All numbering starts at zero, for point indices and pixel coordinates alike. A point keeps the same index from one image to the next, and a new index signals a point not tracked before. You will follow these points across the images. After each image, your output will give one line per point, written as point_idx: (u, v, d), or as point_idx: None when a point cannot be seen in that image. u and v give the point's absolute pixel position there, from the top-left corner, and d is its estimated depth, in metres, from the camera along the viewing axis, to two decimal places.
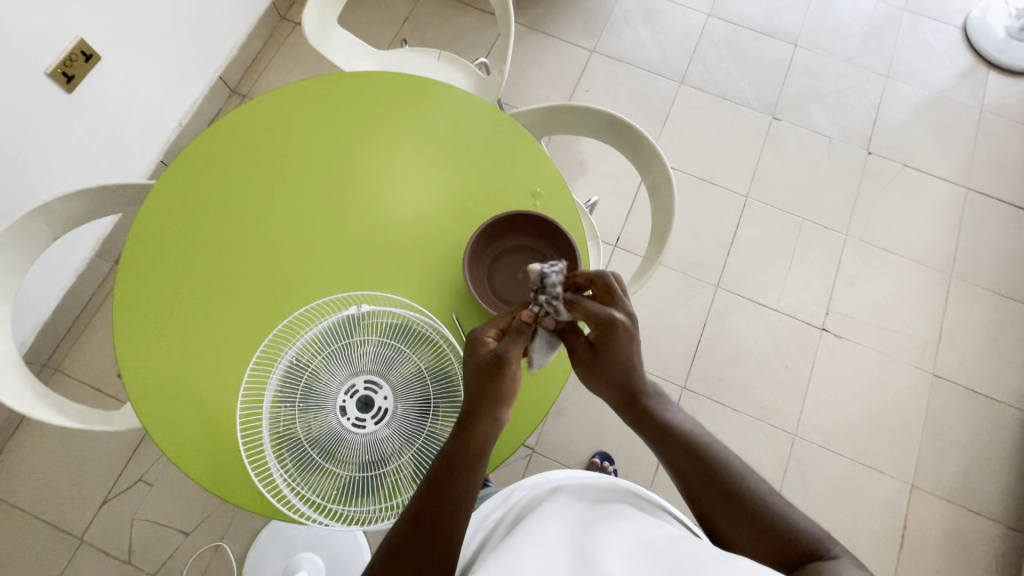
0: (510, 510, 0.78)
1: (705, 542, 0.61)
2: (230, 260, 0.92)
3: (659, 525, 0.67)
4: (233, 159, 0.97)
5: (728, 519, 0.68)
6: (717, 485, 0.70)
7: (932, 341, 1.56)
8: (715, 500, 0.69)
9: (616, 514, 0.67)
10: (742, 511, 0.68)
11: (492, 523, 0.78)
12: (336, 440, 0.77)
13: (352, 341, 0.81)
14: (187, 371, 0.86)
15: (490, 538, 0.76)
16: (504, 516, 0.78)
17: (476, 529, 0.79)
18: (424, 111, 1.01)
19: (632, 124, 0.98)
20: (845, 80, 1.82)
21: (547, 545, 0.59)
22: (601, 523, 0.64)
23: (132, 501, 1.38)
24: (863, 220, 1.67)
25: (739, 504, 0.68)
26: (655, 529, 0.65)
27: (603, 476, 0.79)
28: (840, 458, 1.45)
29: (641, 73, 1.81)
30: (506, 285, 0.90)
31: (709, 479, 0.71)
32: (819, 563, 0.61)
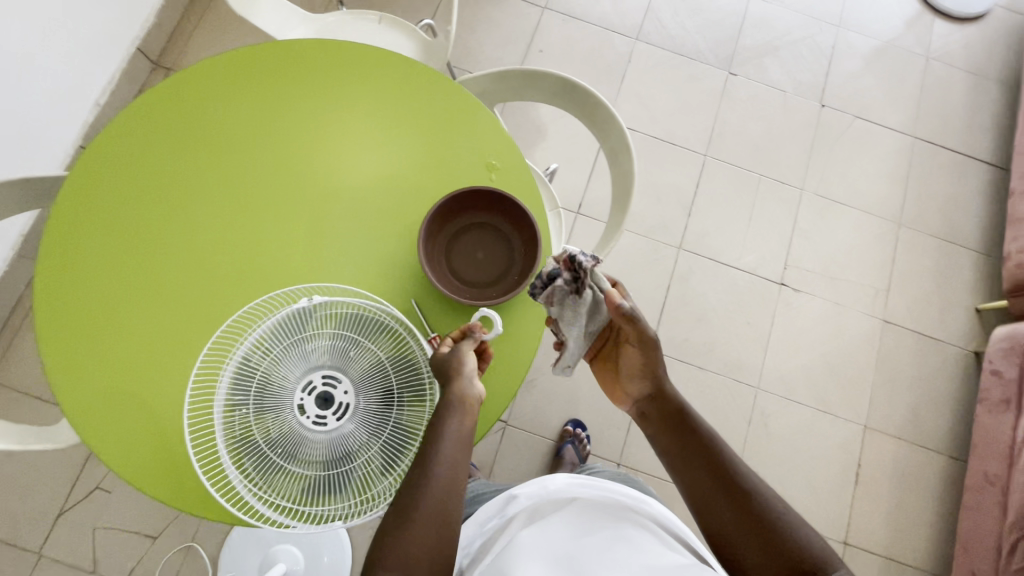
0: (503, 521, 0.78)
1: None
2: (161, 260, 0.84)
3: (655, 553, 0.67)
4: (155, 147, 0.88)
5: (733, 529, 0.70)
6: (729, 490, 0.72)
7: (882, 289, 1.62)
8: (722, 510, 0.72)
9: (613, 542, 0.68)
10: (748, 516, 0.70)
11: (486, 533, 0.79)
12: (296, 441, 0.74)
13: (305, 337, 0.77)
14: (126, 381, 0.80)
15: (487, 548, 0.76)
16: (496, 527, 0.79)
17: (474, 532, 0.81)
18: (363, 83, 0.93)
19: (585, 87, 0.94)
20: (798, 31, 1.81)
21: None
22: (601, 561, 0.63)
23: (92, 511, 1.31)
24: (818, 174, 1.69)
25: (743, 508, 0.71)
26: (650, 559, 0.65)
27: (603, 485, 0.77)
28: (800, 406, 1.52)
29: (596, 30, 1.74)
30: (464, 267, 0.87)
31: (718, 483, 0.73)
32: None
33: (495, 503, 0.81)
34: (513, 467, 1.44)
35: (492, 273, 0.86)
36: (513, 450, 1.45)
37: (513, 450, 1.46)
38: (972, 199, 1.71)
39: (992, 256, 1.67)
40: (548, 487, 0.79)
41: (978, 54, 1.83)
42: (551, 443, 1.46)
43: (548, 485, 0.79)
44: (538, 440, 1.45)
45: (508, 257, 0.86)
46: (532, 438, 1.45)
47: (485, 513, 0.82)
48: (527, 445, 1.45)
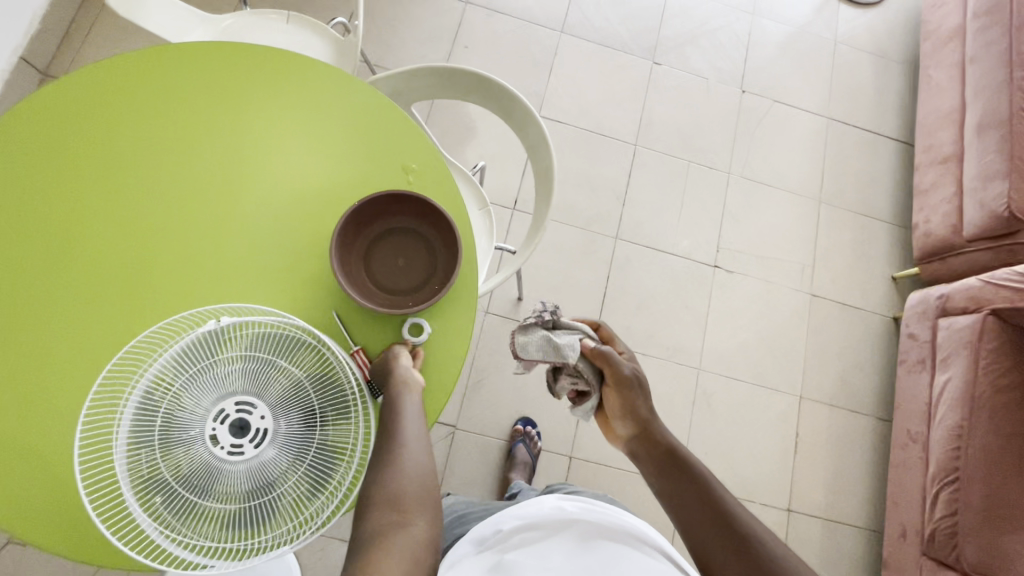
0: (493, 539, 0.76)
1: None
2: (47, 293, 0.77)
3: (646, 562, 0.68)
4: (32, 169, 0.81)
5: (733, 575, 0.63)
6: (709, 509, 0.68)
7: (808, 264, 1.70)
8: (723, 554, 0.65)
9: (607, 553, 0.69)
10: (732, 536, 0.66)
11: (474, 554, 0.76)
12: (210, 475, 0.69)
13: (213, 362, 0.72)
14: (14, 428, 0.73)
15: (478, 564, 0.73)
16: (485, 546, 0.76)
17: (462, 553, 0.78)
18: (262, 86, 0.88)
19: (500, 83, 0.92)
20: (716, 20, 1.86)
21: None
22: None
23: (6, 568, 1.20)
24: (743, 157, 1.75)
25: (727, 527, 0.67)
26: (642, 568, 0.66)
27: (597, 510, 0.78)
28: (740, 383, 1.57)
29: (521, 24, 1.73)
30: (384, 274, 0.83)
31: (698, 501, 0.70)
32: None
33: (484, 528, 0.79)
34: (466, 471, 1.42)
35: (415, 279, 0.83)
36: (465, 455, 1.43)
37: (464, 455, 1.44)
38: (884, 174, 1.82)
39: (905, 226, 1.78)
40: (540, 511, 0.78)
41: (880, 37, 1.94)
42: (502, 443, 1.45)
43: (540, 508, 0.78)
44: (489, 441, 1.44)
45: (430, 261, 0.83)
46: (482, 440, 1.43)
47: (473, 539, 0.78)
48: (478, 448, 1.43)
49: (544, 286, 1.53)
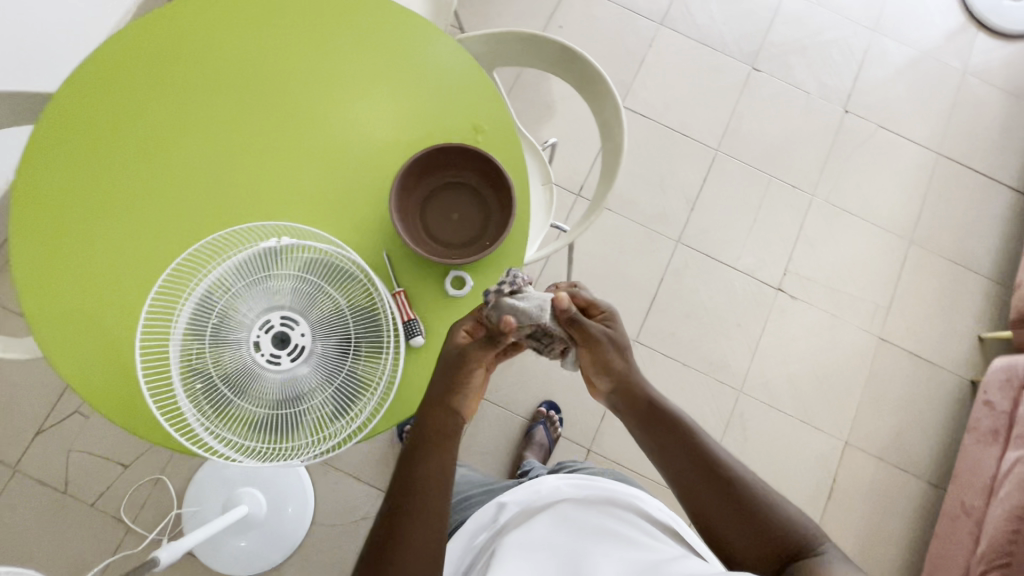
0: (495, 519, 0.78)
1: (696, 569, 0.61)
2: (137, 187, 0.84)
3: (643, 540, 0.70)
4: (145, 74, 0.88)
5: (718, 512, 0.67)
6: (712, 482, 0.68)
7: (883, 306, 1.57)
8: (707, 492, 0.68)
9: (606, 535, 0.70)
10: (737, 510, 0.66)
11: (478, 539, 0.77)
12: (249, 376, 0.74)
13: (267, 276, 0.77)
14: (91, 303, 0.81)
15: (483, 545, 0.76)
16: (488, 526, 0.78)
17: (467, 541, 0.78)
18: (361, 31, 0.91)
19: (584, 56, 0.91)
20: (829, 32, 1.74)
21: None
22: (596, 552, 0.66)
23: (67, 434, 1.34)
24: (832, 181, 1.63)
25: (730, 500, 0.67)
26: (642, 548, 0.68)
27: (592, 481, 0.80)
28: (781, 415, 1.49)
29: (620, 11, 1.70)
30: (437, 225, 0.84)
31: (704, 473, 0.69)
32: (804, 558, 0.62)
33: (484, 511, 0.80)
34: (483, 441, 1.44)
35: (465, 235, 0.85)
36: (485, 425, 1.45)
37: (484, 425, 1.46)
38: (991, 224, 1.65)
39: (1004, 285, 1.61)
40: (538, 492, 0.80)
41: (1018, 74, 1.75)
42: (524, 421, 1.45)
43: (540, 489, 0.80)
44: (511, 416, 1.45)
45: (483, 220, 0.85)
46: (504, 414, 1.44)
47: (473, 522, 0.80)
48: (499, 421, 1.45)
49: (593, 276, 1.51)
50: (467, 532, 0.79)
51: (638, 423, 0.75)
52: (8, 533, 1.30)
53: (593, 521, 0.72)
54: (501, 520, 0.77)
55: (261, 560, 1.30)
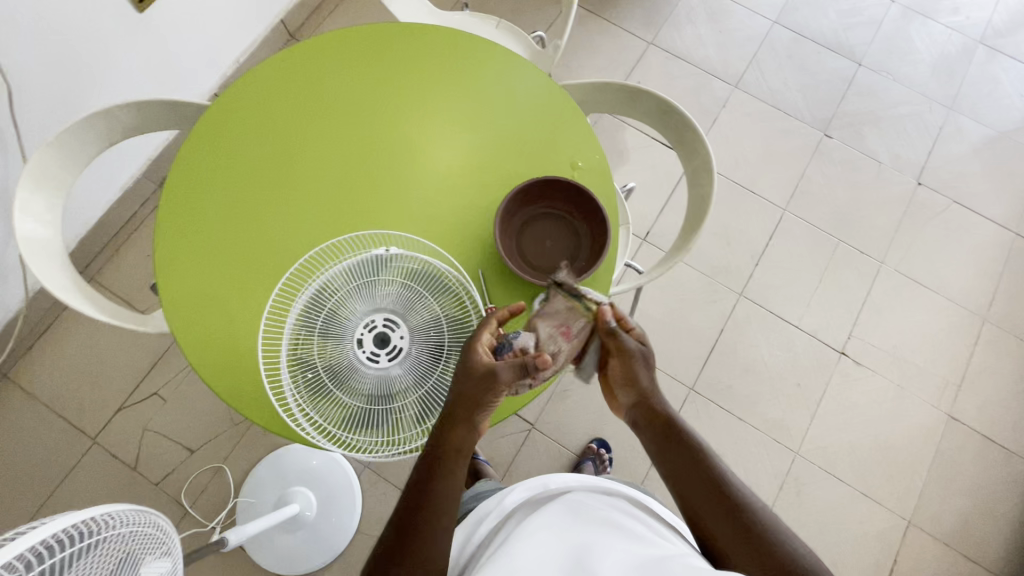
0: (502, 507, 0.81)
1: (693, 560, 0.65)
2: (268, 190, 0.92)
3: (647, 538, 0.72)
4: (290, 93, 0.98)
5: (724, 535, 0.71)
6: (718, 505, 0.73)
7: (953, 382, 1.52)
8: (714, 515, 0.73)
9: (610, 529, 0.72)
10: (746, 536, 0.70)
11: (484, 529, 0.80)
12: (350, 370, 0.80)
13: (377, 280, 0.83)
14: (214, 287, 0.88)
15: (488, 532, 0.80)
16: (496, 516, 0.81)
17: (473, 526, 0.82)
18: (484, 75, 1.01)
19: (681, 110, 0.98)
20: (904, 106, 1.77)
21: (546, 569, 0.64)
22: (599, 536, 0.69)
23: (145, 414, 1.43)
24: (902, 250, 1.62)
25: (735, 524, 0.71)
26: (645, 546, 0.69)
27: (598, 481, 0.83)
28: (840, 483, 1.43)
29: (697, 72, 1.79)
30: (532, 251, 0.91)
31: (712, 495, 0.74)
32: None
33: (490, 499, 0.83)
34: (528, 471, 1.44)
35: (556, 263, 0.90)
36: (533, 455, 1.46)
37: (533, 456, 1.47)
38: None
39: None
40: (546, 484, 0.82)
41: None
42: (572, 456, 1.46)
43: (548, 483, 0.82)
44: (560, 450, 1.45)
45: (574, 251, 0.90)
46: (554, 446, 1.45)
47: (479, 510, 0.84)
48: (548, 453, 1.46)
49: (654, 320, 1.53)
50: (474, 519, 0.83)
51: (653, 442, 0.81)
52: (79, 501, 1.38)
53: (597, 516, 0.74)
54: (506, 509, 0.81)
55: (304, 563, 1.32)
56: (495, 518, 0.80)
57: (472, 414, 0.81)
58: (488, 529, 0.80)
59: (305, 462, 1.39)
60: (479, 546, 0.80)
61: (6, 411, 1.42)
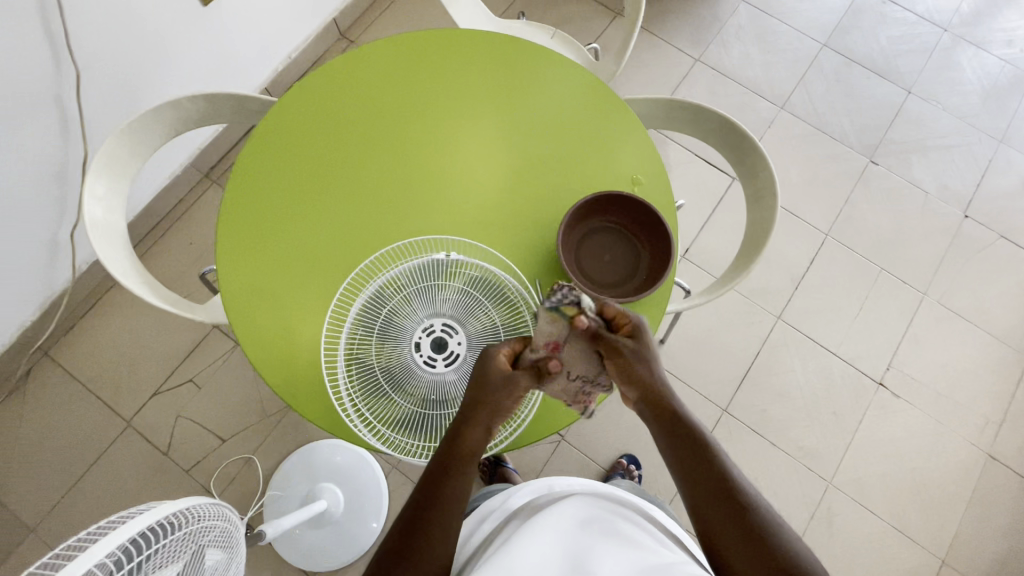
0: (504, 507, 0.81)
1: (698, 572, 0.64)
2: (331, 189, 0.93)
3: (647, 541, 0.72)
4: (356, 93, 0.98)
5: (729, 534, 0.66)
6: (723, 502, 0.68)
7: (994, 421, 1.49)
8: (720, 514, 0.67)
9: (610, 532, 0.72)
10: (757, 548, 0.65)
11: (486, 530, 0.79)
12: (406, 373, 0.80)
13: (438, 284, 0.82)
14: (274, 283, 0.89)
15: (488, 532, 0.79)
16: (498, 516, 0.80)
17: (475, 525, 0.82)
18: (549, 86, 1.00)
19: (746, 131, 0.97)
20: (953, 137, 1.75)
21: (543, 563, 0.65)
22: (601, 542, 0.68)
23: (179, 400, 1.45)
24: (946, 283, 1.60)
25: (746, 530, 0.66)
26: (644, 549, 0.69)
27: (603, 486, 0.82)
28: (873, 517, 1.41)
29: (743, 91, 1.78)
30: (590, 265, 0.90)
31: (720, 497, 0.68)
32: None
33: (495, 497, 0.83)
34: None
35: (614, 278, 0.90)
36: (561, 467, 1.45)
37: (560, 468, 1.46)
38: None
39: None
40: (551, 487, 0.82)
41: None
42: (600, 471, 1.45)
43: (552, 485, 0.83)
44: (588, 463, 1.44)
45: (633, 266, 0.90)
46: (582, 459, 1.44)
47: (484, 507, 0.83)
48: (576, 465, 1.45)
49: (690, 339, 1.51)
50: (479, 515, 0.83)
51: (661, 428, 0.74)
52: (110, 482, 1.39)
53: (598, 517, 0.74)
54: (509, 509, 0.80)
55: (328, 560, 1.32)
56: (496, 518, 0.80)
57: (491, 415, 0.73)
58: (492, 527, 0.79)
59: (334, 459, 1.39)
60: (480, 545, 0.78)
61: (44, 388, 1.43)
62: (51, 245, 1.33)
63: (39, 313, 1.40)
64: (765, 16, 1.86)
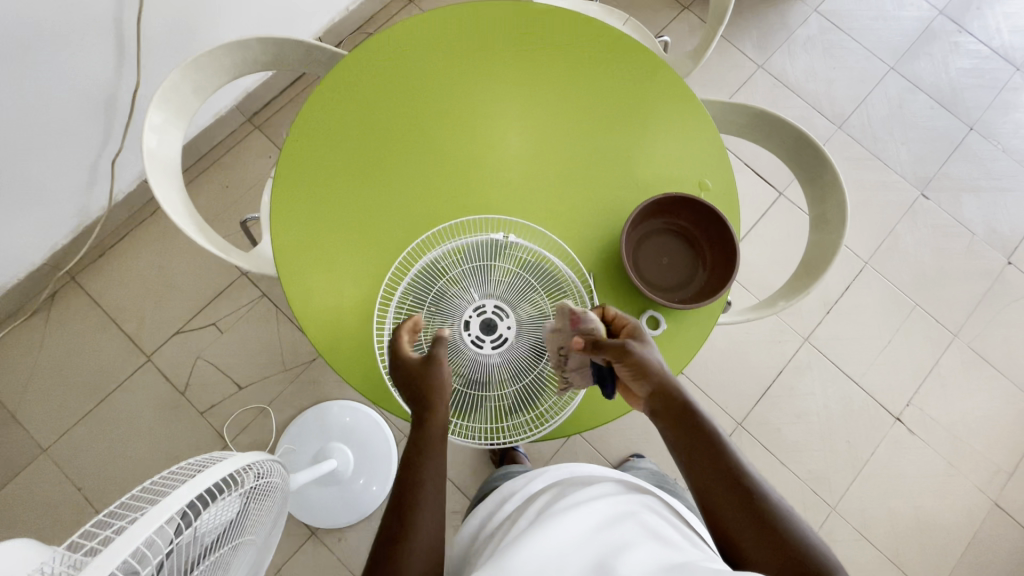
0: (524, 493, 0.72)
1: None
2: (391, 154, 0.91)
3: (674, 542, 0.55)
4: (426, 56, 0.95)
5: (734, 519, 0.63)
6: (728, 485, 0.64)
7: (1005, 471, 1.49)
8: (723, 496, 0.64)
9: (631, 526, 0.57)
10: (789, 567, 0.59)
11: (500, 520, 0.70)
12: (452, 351, 0.75)
13: (493, 266, 0.77)
14: (326, 242, 0.87)
15: (502, 515, 0.71)
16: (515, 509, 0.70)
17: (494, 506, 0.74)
18: (625, 74, 0.97)
19: (825, 150, 0.95)
20: (1008, 180, 1.71)
21: (541, 552, 0.52)
22: (622, 547, 0.53)
23: (201, 341, 1.45)
24: (979, 327, 1.58)
25: (767, 530, 0.62)
26: (668, 549, 0.54)
27: (630, 483, 0.66)
28: (872, 548, 1.42)
29: (802, 105, 1.73)
30: (647, 266, 0.88)
31: (735, 491, 0.64)
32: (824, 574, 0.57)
33: (517, 480, 0.76)
34: None
35: (669, 282, 0.88)
36: (571, 458, 1.45)
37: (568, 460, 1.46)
38: None
39: None
40: (572, 474, 0.73)
41: None
42: (608, 467, 1.46)
43: (572, 472, 0.73)
44: (598, 458, 1.45)
45: (690, 273, 0.88)
46: (592, 454, 1.45)
47: (506, 489, 0.76)
48: (585, 459, 1.45)
49: (717, 349, 1.50)
50: (498, 498, 0.75)
51: (676, 428, 0.69)
52: (124, 414, 1.40)
53: (617, 509, 0.60)
54: (530, 490, 0.72)
55: (331, 517, 1.34)
56: (513, 506, 0.71)
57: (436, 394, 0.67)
58: (510, 510, 0.71)
59: (347, 420, 1.39)
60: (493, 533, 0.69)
61: (68, 313, 1.43)
62: (92, 171, 1.31)
63: (71, 237, 1.39)
64: (836, 30, 1.80)
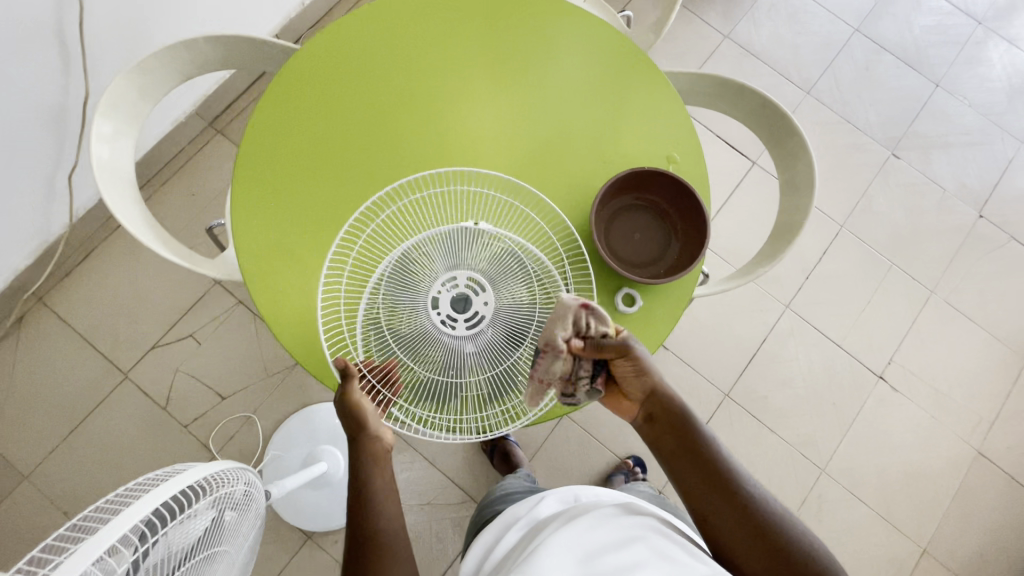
0: (530, 518, 0.71)
1: None
2: (354, 148, 0.88)
3: (679, 557, 0.56)
4: (385, 47, 0.92)
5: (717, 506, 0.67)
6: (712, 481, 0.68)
7: (986, 419, 1.52)
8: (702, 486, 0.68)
9: (636, 543, 0.57)
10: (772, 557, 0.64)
11: (508, 548, 0.69)
12: (423, 342, 0.74)
13: (463, 255, 0.76)
14: (291, 242, 0.85)
15: (508, 540, 0.70)
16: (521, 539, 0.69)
17: (498, 531, 0.74)
18: (588, 53, 0.95)
19: (790, 115, 0.94)
20: (975, 134, 1.73)
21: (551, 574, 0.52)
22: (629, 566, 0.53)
23: (179, 355, 1.42)
24: (954, 280, 1.60)
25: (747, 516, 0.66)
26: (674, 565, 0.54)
27: (634, 503, 0.67)
28: (862, 505, 1.44)
29: (770, 72, 1.73)
30: (619, 244, 0.87)
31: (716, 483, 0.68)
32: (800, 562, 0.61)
33: (521, 505, 0.74)
34: (556, 458, 1.45)
35: (642, 258, 0.88)
36: (562, 442, 1.46)
37: (560, 445, 1.47)
38: None
39: None
40: (578, 498, 0.75)
41: None
42: (600, 447, 1.46)
43: (578, 496, 0.75)
44: (590, 440, 1.46)
45: (662, 247, 0.88)
46: (583, 435, 1.46)
47: (510, 515, 0.75)
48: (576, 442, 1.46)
49: (699, 323, 1.50)
50: (503, 524, 0.74)
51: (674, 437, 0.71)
52: (106, 434, 1.37)
53: (621, 527, 0.60)
54: (537, 514, 0.72)
55: (327, 520, 1.33)
56: (518, 535, 0.70)
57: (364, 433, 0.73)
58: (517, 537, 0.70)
59: (335, 423, 1.38)
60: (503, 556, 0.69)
61: (37, 336, 1.39)
62: (49, 187, 1.27)
63: (34, 258, 1.35)
64: None
